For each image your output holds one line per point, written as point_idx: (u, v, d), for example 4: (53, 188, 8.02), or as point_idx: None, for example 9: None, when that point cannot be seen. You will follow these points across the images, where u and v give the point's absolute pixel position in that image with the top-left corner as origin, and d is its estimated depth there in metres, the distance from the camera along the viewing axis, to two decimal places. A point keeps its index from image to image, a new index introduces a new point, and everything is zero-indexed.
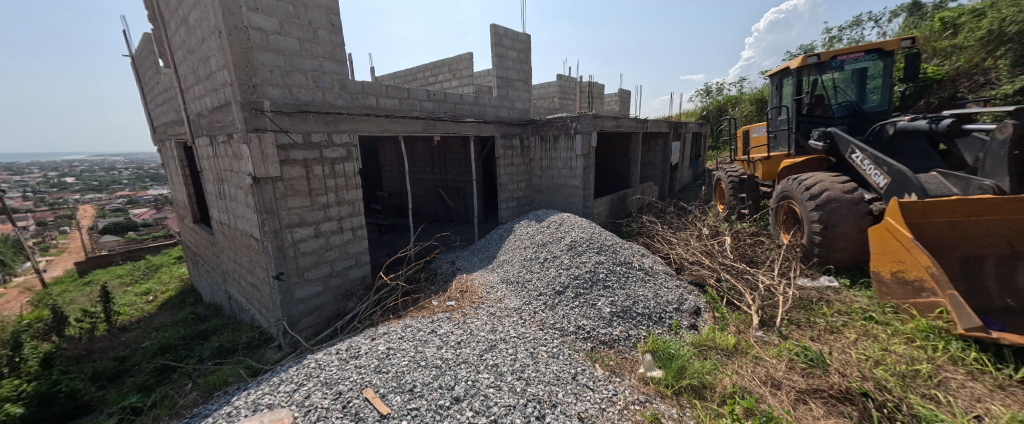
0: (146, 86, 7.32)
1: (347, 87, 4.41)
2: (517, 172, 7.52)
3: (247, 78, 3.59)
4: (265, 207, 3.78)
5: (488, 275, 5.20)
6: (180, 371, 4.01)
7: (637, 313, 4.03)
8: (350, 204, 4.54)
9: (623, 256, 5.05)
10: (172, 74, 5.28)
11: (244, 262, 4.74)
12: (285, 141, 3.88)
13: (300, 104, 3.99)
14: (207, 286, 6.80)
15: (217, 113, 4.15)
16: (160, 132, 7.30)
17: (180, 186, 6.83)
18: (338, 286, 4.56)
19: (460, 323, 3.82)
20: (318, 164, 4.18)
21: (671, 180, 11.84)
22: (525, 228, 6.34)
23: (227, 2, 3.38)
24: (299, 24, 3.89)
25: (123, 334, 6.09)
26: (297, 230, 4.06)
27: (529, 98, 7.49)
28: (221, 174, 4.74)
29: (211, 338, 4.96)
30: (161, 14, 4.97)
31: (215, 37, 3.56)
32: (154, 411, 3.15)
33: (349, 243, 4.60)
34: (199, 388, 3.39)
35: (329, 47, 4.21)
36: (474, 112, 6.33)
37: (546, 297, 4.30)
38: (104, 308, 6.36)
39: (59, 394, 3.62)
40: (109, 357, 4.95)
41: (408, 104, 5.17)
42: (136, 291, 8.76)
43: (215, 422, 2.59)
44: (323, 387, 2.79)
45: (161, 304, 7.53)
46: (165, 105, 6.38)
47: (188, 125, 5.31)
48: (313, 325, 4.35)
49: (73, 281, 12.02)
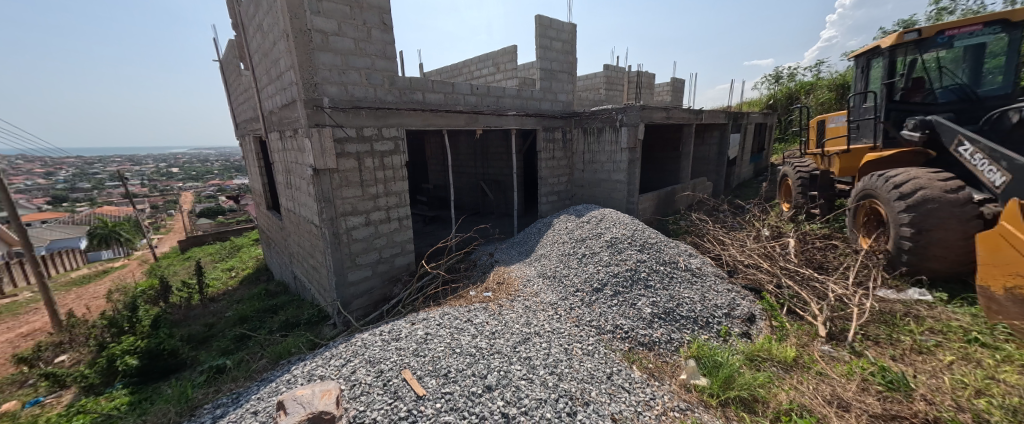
0: (230, 87, 8.25)
1: (396, 83, 4.61)
2: (558, 166, 7.42)
3: (310, 77, 3.88)
4: (323, 196, 4.09)
5: (526, 268, 5.22)
6: (253, 339, 4.50)
7: (681, 315, 3.83)
8: (397, 195, 4.77)
9: (667, 255, 4.80)
10: (250, 75, 5.86)
11: (306, 246, 5.17)
12: (341, 135, 4.15)
13: (354, 100, 4.24)
14: (277, 266, 7.55)
15: (285, 110, 4.55)
16: (241, 128, 8.20)
17: (256, 176, 7.62)
18: (386, 272, 4.83)
19: (496, 314, 3.89)
20: (369, 157, 4.43)
21: (728, 176, 11.02)
22: (565, 223, 6.26)
23: (294, 7, 3.67)
24: (355, 25, 4.11)
25: (210, 303, 6.99)
26: (350, 218, 4.35)
27: (573, 89, 7.31)
28: (288, 166, 5.20)
29: (279, 312, 5.51)
30: (241, 22, 5.53)
31: (284, 41, 3.89)
32: (233, 372, 3.58)
33: (395, 232, 4.84)
34: (268, 356, 3.78)
35: (382, 45, 4.41)
36: (516, 105, 6.31)
37: (583, 293, 4.23)
38: (197, 280, 7.36)
39: (164, 352, 4.17)
40: (200, 323, 5.72)
41: (452, 99, 5.29)
42: (222, 267, 10.01)
43: (277, 387, 2.88)
44: (366, 365, 2.99)
45: (241, 279, 8.53)
46: (245, 104, 7.14)
47: (263, 121, 5.88)
48: (363, 307, 4.64)
49: (177, 255, 14.11)
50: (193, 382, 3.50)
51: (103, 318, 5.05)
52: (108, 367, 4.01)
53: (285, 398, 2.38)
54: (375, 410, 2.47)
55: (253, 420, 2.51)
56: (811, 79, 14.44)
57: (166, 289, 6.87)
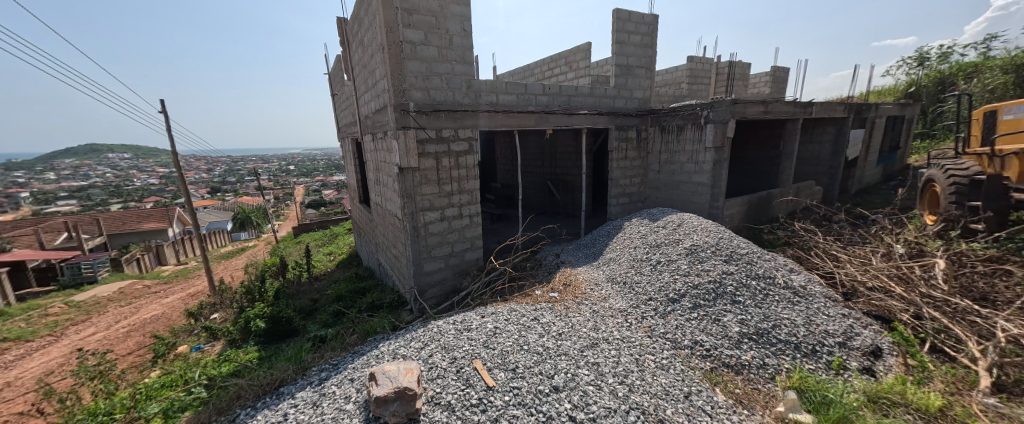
0: (335, 96, 9.52)
1: (473, 86, 4.85)
2: (632, 166, 7.05)
3: (399, 84, 4.27)
4: (406, 193, 4.49)
5: (594, 272, 5.07)
6: (348, 316, 5.13)
7: (777, 338, 3.35)
8: (469, 193, 5.00)
9: (760, 269, 4.23)
10: (352, 84, 6.68)
11: (390, 237, 5.72)
12: (423, 137, 4.50)
13: (435, 104, 4.56)
14: (366, 253, 8.50)
15: (378, 114, 5.09)
16: (342, 131, 9.40)
17: (352, 173, 8.65)
18: (457, 265, 5.10)
19: (562, 315, 3.85)
20: (446, 156, 4.73)
21: (845, 179, 9.28)
22: (638, 226, 5.93)
23: (389, 22, 4.08)
24: (439, 33, 4.42)
25: (315, 280, 8.19)
26: (427, 213, 4.70)
27: (651, 85, 6.86)
28: (378, 164, 5.80)
29: (368, 294, 6.19)
30: (347, 38, 6.33)
31: (380, 52, 4.35)
32: (333, 342, 4.14)
33: (466, 228, 5.08)
34: (359, 332, 4.27)
35: (461, 51, 4.66)
36: (589, 104, 6.14)
37: (657, 303, 3.96)
38: (306, 261, 8.66)
39: (283, 318, 4.98)
40: (308, 297, 6.73)
41: (524, 99, 5.37)
42: (324, 251, 11.60)
43: (368, 361, 3.25)
44: (442, 351, 3.20)
45: (337, 262, 9.79)
46: (346, 110, 8.16)
47: (360, 124, 6.64)
48: (436, 296, 4.97)
49: (292, 239, 16.76)
50: (304, 346, 4.14)
51: (242, 286, 6.26)
52: (246, 326, 4.96)
53: (377, 371, 2.65)
54: (450, 394, 2.65)
55: (349, 387, 2.88)
56: (975, 60, 11.49)
57: (284, 267, 8.22)
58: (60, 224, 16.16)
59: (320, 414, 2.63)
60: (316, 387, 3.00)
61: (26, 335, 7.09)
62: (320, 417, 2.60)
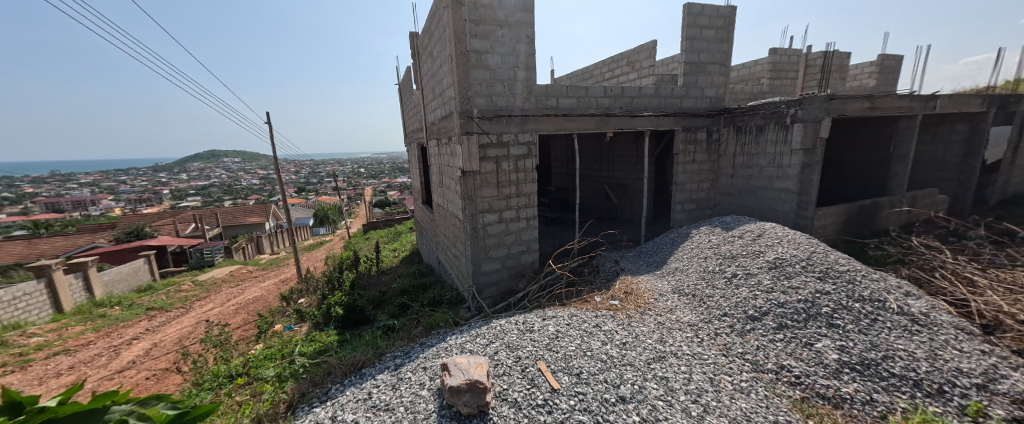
0: (404, 105, 10.25)
1: (534, 91, 4.90)
2: (701, 170, 6.54)
3: (465, 91, 4.48)
4: (467, 195, 4.68)
5: (658, 281, 4.79)
6: (412, 309, 5.47)
7: (888, 372, 2.85)
8: (527, 196, 5.05)
9: (865, 290, 3.64)
10: (420, 93, 7.16)
11: (450, 237, 5.98)
12: (485, 141, 4.65)
13: (497, 109, 4.69)
14: (427, 251, 8.98)
15: (444, 121, 5.38)
16: (408, 137, 10.07)
17: (417, 176, 9.21)
18: (513, 267, 5.16)
19: (625, 324, 3.69)
20: (506, 160, 4.84)
21: (982, 187, 7.61)
22: (709, 235, 5.48)
23: (458, 34, 4.31)
24: (503, 41, 4.55)
25: (382, 274, 8.88)
26: (486, 215, 4.84)
27: (726, 82, 6.31)
28: (442, 168, 6.12)
29: (429, 289, 6.54)
30: (418, 51, 6.80)
31: (448, 63, 4.60)
32: (400, 332, 4.45)
33: (523, 230, 5.13)
34: (423, 325, 4.53)
35: (524, 57, 4.73)
36: (654, 105, 5.83)
37: (734, 320, 3.63)
38: (375, 256, 9.44)
39: (358, 307, 5.48)
40: (376, 289, 7.31)
41: (584, 102, 5.28)
42: (390, 247, 12.52)
43: (437, 352, 3.44)
44: (506, 349, 3.27)
45: (402, 259, 10.50)
46: (414, 117, 8.73)
47: (426, 130, 7.06)
48: (493, 296, 5.08)
49: (362, 235, 18.39)
50: (376, 333, 4.51)
51: (324, 276, 7.03)
52: (327, 312, 5.55)
53: (449, 362, 2.79)
54: (516, 391, 2.70)
55: (423, 374, 3.08)
56: None
57: (357, 260, 9.05)
58: (189, 216, 19.61)
59: (399, 396, 2.86)
60: (393, 372, 3.26)
61: (165, 306, 8.71)
62: (398, 400, 2.82)
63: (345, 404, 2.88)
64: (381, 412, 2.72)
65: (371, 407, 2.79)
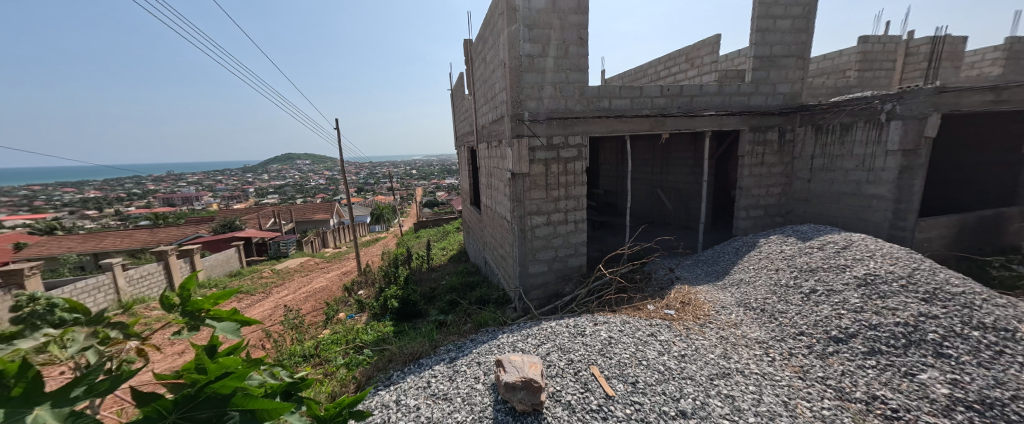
0: (456, 109, 10.63)
1: (586, 93, 4.81)
2: (770, 174, 5.96)
3: (517, 95, 4.55)
4: (516, 197, 4.73)
5: (719, 293, 4.45)
6: (461, 306, 5.63)
7: (1019, 415, 2.33)
8: (576, 199, 4.98)
9: (987, 316, 3.05)
10: (472, 98, 7.38)
11: (498, 237, 6.08)
12: (535, 144, 4.68)
13: (548, 112, 4.69)
14: (474, 250, 9.20)
15: (496, 124, 5.49)
16: (459, 140, 10.42)
17: (466, 178, 9.49)
18: (560, 270, 5.10)
19: (683, 335, 3.48)
20: (556, 162, 4.81)
21: None
22: (782, 246, 4.99)
23: (512, 39, 4.40)
24: (556, 44, 4.55)
25: (432, 271, 9.29)
26: (534, 218, 4.84)
27: (803, 76, 5.69)
28: (491, 170, 6.25)
29: (477, 288, 6.70)
30: (472, 58, 7.03)
31: (502, 67, 4.70)
32: (450, 327, 4.61)
33: (571, 233, 5.06)
34: (472, 322, 4.65)
35: (576, 59, 4.67)
36: (716, 103, 5.43)
37: (813, 340, 3.26)
38: (426, 253, 9.90)
39: (412, 301, 5.79)
40: (427, 285, 7.65)
41: (639, 103, 5.08)
42: (439, 246, 13.04)
43: (490, 348, 3.53)
44: (558, 351, 3.25)
45: (450, 257, 10.88)
46: (465, 120, 9.03)
47: (477, 134, 7.26)
48: (540, 298, 5.05)
49: (414, 233, 19.37)
50: (429, 326, 4.73)
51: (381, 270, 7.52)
52: (384, 304, 5.93)
53: (504, 359, 2.86)
54: (570, 394, 2.69)
55: (477, 369, 3.18)
56: None
57: (410, 257, 9.55)
58: (269, 212, 22.12)
59: (456, 387, 2.98)
60: (449, 364, 3.41)
61: (250, 291, 9.92)
62: (455, 390, 2.94)
63: (407, 389, 3.07)
64: (439, 400, 2.86)
65: (431, 395, 2.94)
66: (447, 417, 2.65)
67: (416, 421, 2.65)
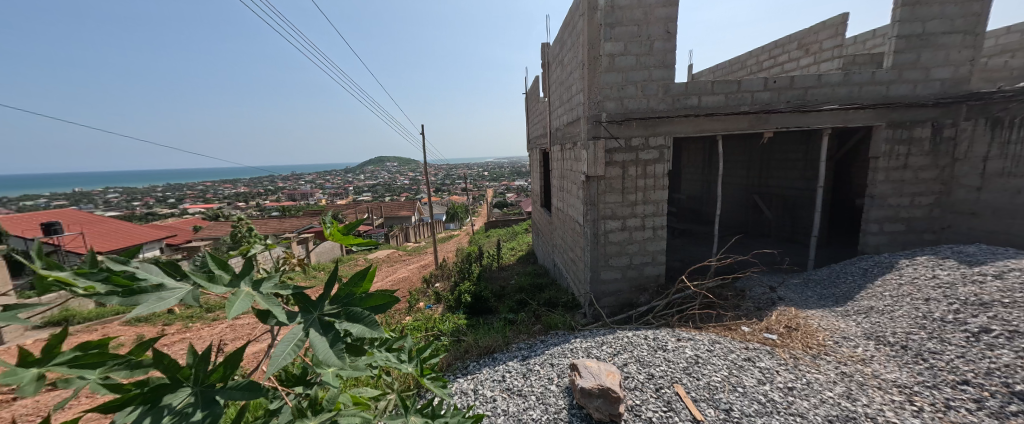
0: (530, 113, 10.75)
1: (671, 90, 4.48)
2: (915, 180, 4.83)
3: (595, 96, 4.44)
4: (589, 200, 4.61)
5: (839, 321, 3.74)
6: (531, 306, 5.67)
7: None
8: (655, 204, 4.65)
9: None
10: (547, 101, 7.39)
11: (569, 240, 5.98)
12: (613, 146, 4.50)
13: (628, 112, 4.47)
14: (543, 252, 9.19)
15: (571, 126, 5.42)
16: (532, 142, 10.51)
17: (538, 180, 9.54)
18: (635, 279, 4.82)
19: (789, 366, 3.00)
20: (634, 165, 4.56)
21: None
22: (932, 272, 4.02)
23: (592, 39, 4.31)
24: (639, 41, 4.32)
25: (502, 269, 9.55)
26: (609, 222, 4.64)
27: (969, 58, 4.51)
28: (564, 172, 6.19)
29: (547, 290, 6.68)
30: (549, 61, 7.06)
31: (580, 68, 4.64)
32: (520, 326, 4.66)
33: (649, 240, 4.74)
34: (542, 323, 4.64)
35: (662, 55, 4.37)
36: (838, 96, 4.59)
37: (980, 394, 2.54)
38: (496, 252, 10.19)
39: (485, 297, 6.01)
40: (498, 283, 7.89)
41: (736, 99, 4.55)
42: (509, 246, 13.32)
43: (562, 351, 3.48)
44: (637, 363, 3.07)
45: (520, 257, 11.03)
46: (539, 123, 9.07)
47: (551, 136, 7.24)
48: (611, 306, 4.83)
49: (485, 232, 20.14)
50: (500, 323, 4.85)
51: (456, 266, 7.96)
52: (459, 298, 6.25)
53: (580, 363, 2.81)
54: (651, 411, 2.53)
55: (551, 370, 3.17)
56: None
57: (481, 255, 9.92)
58: (364, 208, 25.04)
59: (529, 385, 3.01)
60: (522, 361, 3.46)
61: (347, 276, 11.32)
62: (529, 388, 2.97)
63: (483, 381, 3.20)
64: (514, 396, 2.92)
65: (506, 389, 3.02)
66: (523, 413, 2.69)
67: (493, 412, 2.74)
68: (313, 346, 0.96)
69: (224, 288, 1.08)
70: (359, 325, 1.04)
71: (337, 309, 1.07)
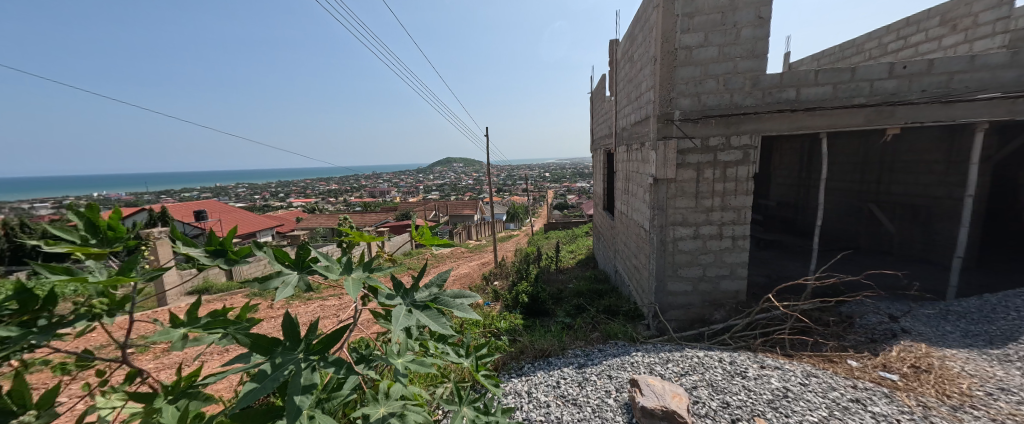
0: (595, 113, 10.45)
1: (761, 83, 3.98)
2: None
3: (667, 92, 4.14)
4: (657, 204, 4.31)
5: (991, 367, 2.98)
6: (589, 312, 5.48)
7: None
8: (735, 211, 4.18)
9: None
10: (614, 100, 7.09)
11: (632, 246, 5.66)
12: (686, 146, 4.13)
13: (706, 109, 4.08)
14: (603, 257, 8.85)
15: (638, 125, 5.13)
16: (596, 143, 10.18)
17: (600, 182, 9.22)
18: (708, 293, 4.38)
19: (916, 415, 2.46)
20: (710, 167, 4.14)
21: None
22: None
23: (666, 31, 4.03)
24: (723, 30, 3.92)
25: (560, 272, 9.41)
26: (679, 229, 4.29)
27: None
28: (629, 174, 5.89)
29: (606, 297, 6.41)
30: (617, 58, 6.77)
31: (651, 64, 4.37)
32: (577, 332, 4.52)
33: (727, 251, 4.28)
34: (601, 332, 4.45)
35: (751, 43, 3.91)
36: (999, 83, 3.66)
37: None
38: (555, 254, 10.08)
39: (542, 300, 5.96)
40: (555, 285, 7.79)
41: (847, 90, 3.88)
42: (568, 248, 13.10)
43: (621, 364, 3.29)
44: (710, 388, 2.78)
45: (579, 261, 10.77)
46: (604, 122, 8.74)
47: (616, 136, 6.94)
48: (679, 320, 4.46)
49: (544, 233, 20.14)
50: (556, 327, 4.76)
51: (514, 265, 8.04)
52: (516, 298, 6.29)
53: (641, 380, 2.63)
54: None
55: (608, 383, 3.01)
56: None
57: (539, 256, 9.88)
58: (431, 205, 26.66)
59: (585, 396, 2.89)
60: (577, 369, 3.35)
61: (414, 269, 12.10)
62: (585, 399, 2.86)
63: (537, 384, 3.16)
64: (570, 404, 2.83)
65: (560, 396, 2.94)
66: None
67: (548, 418, 2.68)
68: (424, 320, 1.31)
69: (338, 275, 1.32)
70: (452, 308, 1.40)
71: (429, 297, 1.40)
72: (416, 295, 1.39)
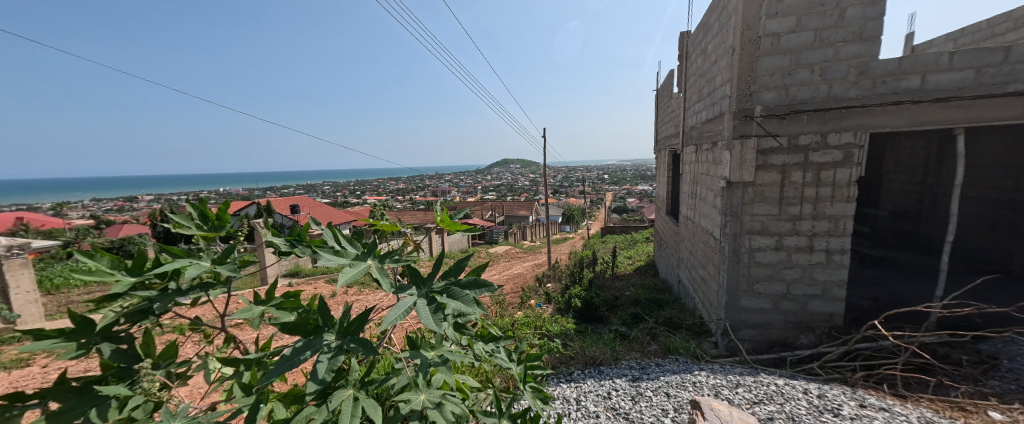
0: (660, 112, 9.86)
1: (870, 71, 3.40)
2: None
3: (747, 86, 3.74)
4: (730, 210, 3.91)
5: None
6: (646, 322, 5.16)
7: None
8: (831, 220, 3.62)
9: None
10: (682, 97, 6.61)
11: (699, 255, 5.22)
12: (769, 146, 3.69)
13: (796, 103, 3.60)
14: (665, 265, 8.30)
15: (711, 123, 4.71)
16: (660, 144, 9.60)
17: (664, 185, 8.66)
18: (792, 313, 3.85)
19: None
20: (799, 169, 3.64)
21: None
22: None
23: (749, 18, 3.65)
24: (822, 11, 3.42)
25: (616, 278, 9.04)
26: (757, 238, 3.84)
27: None
28: (698, 176, 5.43)
29: (667, 308, 5.99)
30: (688, 52, 6.31)
31: (729, 56, 3.99)
32: (633, 343, 4.28)
33: (818, 267, 3.72)
34: (659, 345, 4.15)
35: (858, 24, 3.36)
36: None
37: None
38: (611, 259, 9.70)
39: (597, 306, 5.75)
40: (611, 292, 7.48)
41: (998, 74, 3.14)
42: (626, 254, 12.53)
43: (682, 382, 3.04)
44: (790, 421, 2.43)
45: (637, 267, 10.24)
46: (670, 121, 8.19)
47: (683, 136, 6.46)
48: (754, 341, 3.99)
49: (600, 237, 19.51)
50: (610, 335, 4.56)
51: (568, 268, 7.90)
52: (568, 302, 6.17)
53: (704, 403, 2.39)
54: None
55: (666, 401, 2.80)
56: None
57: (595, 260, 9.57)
58: (488, 205, 27.38)
59: (640, 411, 2.72)
60: (631, 382, 3.17)
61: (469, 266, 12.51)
62: (638, 415, 2.68)
63: (587, 392, 3.05)
64: (622, 418, 2.68)
65: (611, 408, 2.80)
66: None
67: None
68: (419, 313, 1.09)
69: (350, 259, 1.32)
70: (457, 301, 1.16)
71: (442, 288, 1.23)
72: (432, 285, 1.23)
